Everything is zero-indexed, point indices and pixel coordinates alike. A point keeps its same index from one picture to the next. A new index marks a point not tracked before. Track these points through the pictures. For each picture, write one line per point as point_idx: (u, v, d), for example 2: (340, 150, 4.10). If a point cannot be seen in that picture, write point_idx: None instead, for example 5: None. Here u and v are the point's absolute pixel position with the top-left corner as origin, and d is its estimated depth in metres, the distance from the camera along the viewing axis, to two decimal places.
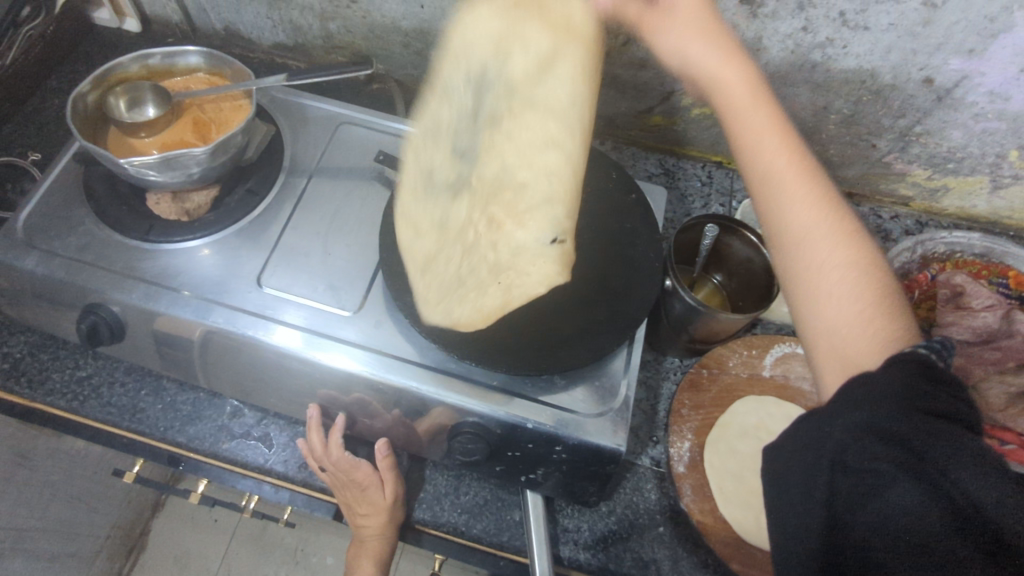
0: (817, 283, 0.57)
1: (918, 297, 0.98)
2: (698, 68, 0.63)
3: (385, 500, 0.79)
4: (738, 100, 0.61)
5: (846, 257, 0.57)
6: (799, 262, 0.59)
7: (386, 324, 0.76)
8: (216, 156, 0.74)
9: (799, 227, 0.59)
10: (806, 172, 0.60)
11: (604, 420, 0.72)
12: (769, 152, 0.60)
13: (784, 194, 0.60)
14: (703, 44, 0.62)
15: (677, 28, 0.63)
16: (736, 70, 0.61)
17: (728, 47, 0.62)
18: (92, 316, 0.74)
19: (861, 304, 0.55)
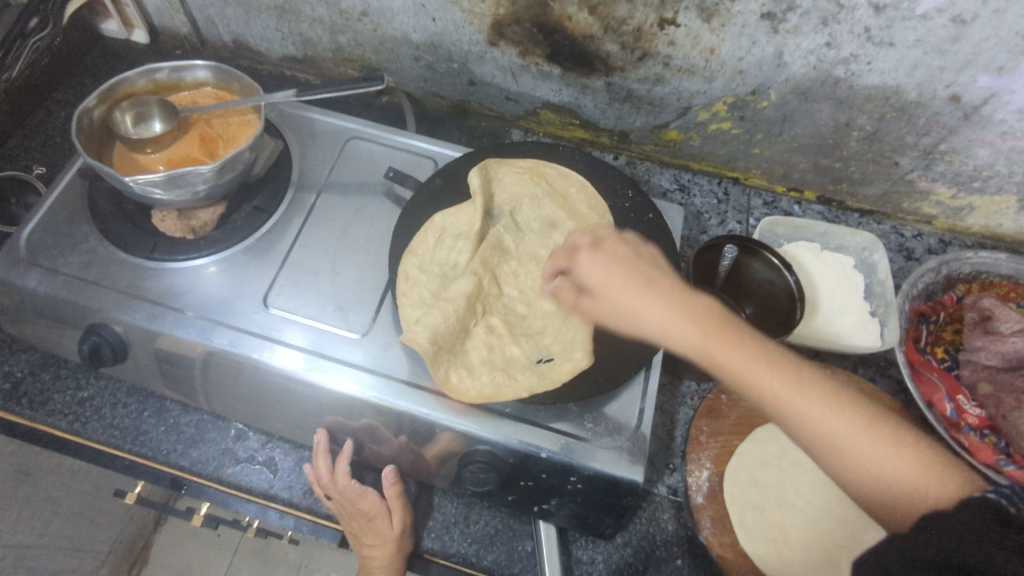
0: (868, 471, 0.54)
1: (943, 321, 0.95)
2: (654, 328, 0.58)
3: (394, 530, 0.76)
4: (707, 342, 0.57)
5: (876, 438, 0.55)
6: (843, 465, 0.55)
7: (395, 346, 0.73)
8: (222, 174, 0.72)
9: (824, 431, 0.55)
10: (796, 377, 0.57)
11: (620, 450, 0.69)
12: (762, 377, 0.56)
13: (795, 410, 0.56)
14: (643, 305, 0.59)
15: (607, 306, 0.61)
16: (682, 317, 0.58)
17: (665, 302, 0.59)
18: (93, 337, 0.72)
19: (914, 474, 0.53)
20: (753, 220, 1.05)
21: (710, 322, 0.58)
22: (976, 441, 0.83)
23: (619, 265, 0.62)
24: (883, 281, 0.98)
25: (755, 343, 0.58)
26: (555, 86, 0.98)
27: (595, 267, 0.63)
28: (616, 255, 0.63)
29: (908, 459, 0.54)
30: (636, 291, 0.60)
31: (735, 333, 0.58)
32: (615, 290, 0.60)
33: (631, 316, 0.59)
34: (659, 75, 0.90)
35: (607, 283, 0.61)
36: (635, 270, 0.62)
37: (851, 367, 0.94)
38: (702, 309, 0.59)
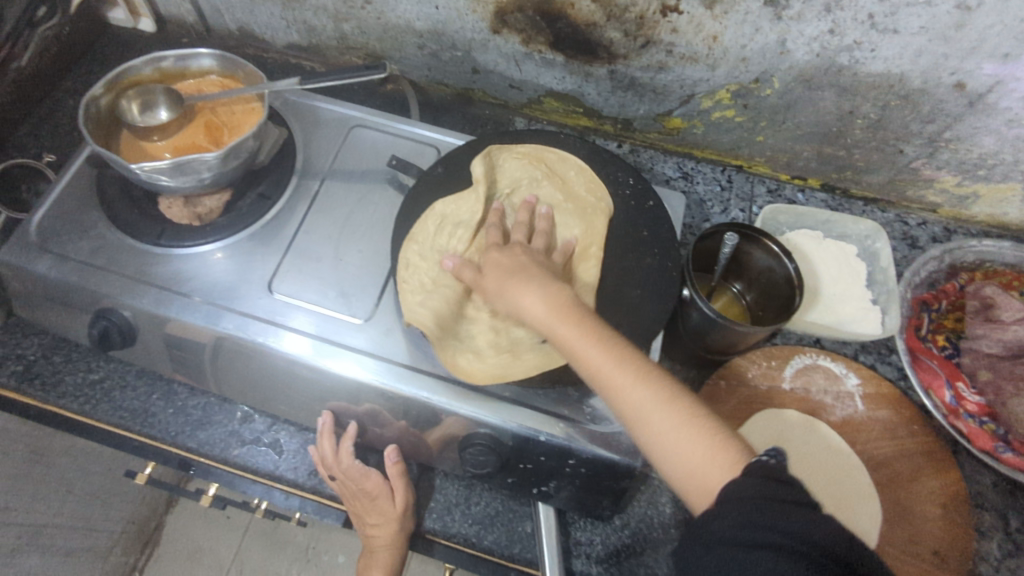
0: (666, 453, 0.57)
1: (945, 308, 0.94)
2: (510, 303, 0.64)
3: (397, 509, 0.78)
4: (549, 322, 0.62)
5: (679, 416, 0.58)
6: (648, 446, 0.58)
7: (398, 332, 0.74)
8: (227, 161, 0.73)
9: (631, 411, 0.59)
10: (621, 354, 0.60)
11: (618, 434, 0.70)
12: (587, 351, 0.60)
13: (611, 383, 0.59)
14: (510, 285, 0.64)
15: (488, 285, 0.66)
16: (533, 295, 0.63)
17: (523, 282, 0.64)
18: (104, 322, 0.74)
19: (705, 450, 0.56)
20: (756, 208, 1.05)
21: (559, 303, 0.62)
22: (974, 427, 0.85)
23: (501, 257, 0.67)
24: (885, 269, 0.98)
25: (591, 322, 0.62)
26: (559, 74, 0.98)
27: (493, 256, 0.69)
28: (504, 250, 0.69)
29: (706, 437, 0.57)
30: (507, 275, 0.65)
31: (576, 312, 0.62)
32: (496, 272, 0.66)
33: (503, 293, 0.65)
34: (662, 63, 0.90)
35: (504, 264, 0.68)
36: (515, 260, 0.67)
37: (852, 354, 0.94)
38: (553, 290, 0.64)
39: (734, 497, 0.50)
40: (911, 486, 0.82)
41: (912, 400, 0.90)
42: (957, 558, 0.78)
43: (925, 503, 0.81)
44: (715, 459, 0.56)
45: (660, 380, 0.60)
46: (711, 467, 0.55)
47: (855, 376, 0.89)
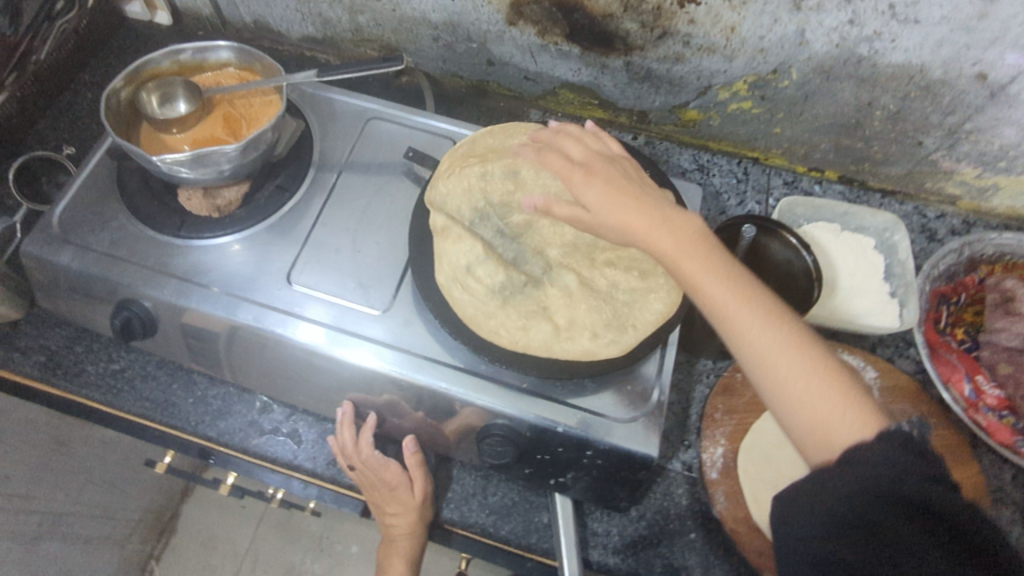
0: (796, 403, 0.53)
1: (964, 301, 0.94)
2: (632, 232, 0.59)
3: (415, 499, 0.79)
4: (672, 251, 0.58)
5: (812, 366, 0.54)
6: (773, 394, 0.54)
7: (415, 323, 0.75)
8: (246, 153, 0.73)
9: (760, 352, 0.54)
10: (749, 294, 0.56)
11: (635, 425, 0.70)
12: (712, 286, 0.56)
13: (737, 321, 0.55)
14: (630, 213, 0.59)
15: (601, 210, 0.61)
16: (657, 225, 0.59)
17: (644, 211, 0.59)
18: (125, 312, 0.74)
19: (842, 404, 0.52)
20: (772, 200, 1.05)
21: (687, 232, 0.59)
22: (993, 422, 0.84)
23: (614, 180, 0.62)
24: (903, 262, 0.97)
25: (720, 256, 0.58)
26: (575, 66, 0.97)
27: (589, 187, 0.62)
28: (609, 172, 0.64)
29: (836, 389, 0.53)
30: (627, 202, 0.60)
31: (703, 245, 0.58)
32: (610, 198, 0.61)
33: (620, 219, 0.60)
34: (679, 54, 0.90)
35: (601, 203, 0.61)
36: (624, 181, 0.62)
37: (870, 347, 0.94)
38: (678, 218, 0.59)
39: (863, 458, 0.49)
40: None
41: (930, 394, 0.90)
42: None
43: None
44: (843, 413, 0.52)
45: (794, 324, 0.56)
46: (842, 421, 0.51)
47: (873, 368, 0.89)
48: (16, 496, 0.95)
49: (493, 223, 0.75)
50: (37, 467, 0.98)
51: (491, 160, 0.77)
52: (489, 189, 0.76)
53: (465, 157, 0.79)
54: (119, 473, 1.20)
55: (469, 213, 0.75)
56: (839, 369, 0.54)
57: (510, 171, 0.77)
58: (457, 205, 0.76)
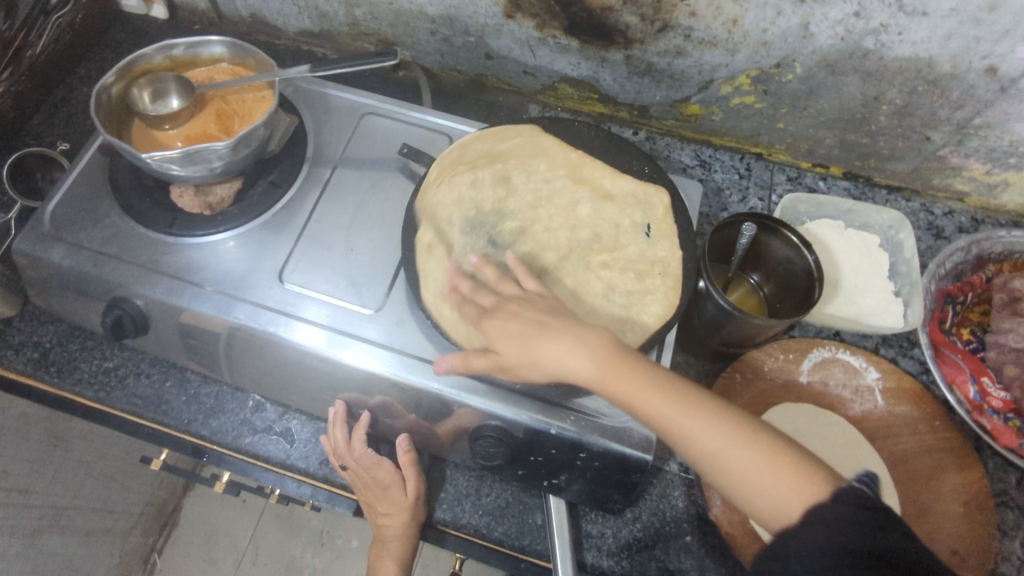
0: (749, 491, 0.58)
1: (971, 301, 0.92)
2: (553, 363, 0.62)
3: (408, 499, 0.79)
4: (597, 378, 0.61)
5: (756, 454, 0.58)
6: (729, 485, 0.59)
7: (408, 322, 0.74)
8: (238, 150, 0.72)
9: (705, 453, 0.59)
10: (683, 402, 0.60)
11: (630, 427, 0.69)
12: (649, 401, 0.60)
13: (681, 430, 0.60)
14: (543, 343, 0.62)
15: (516, 353, 0.63)
16: (579, 349, 0.62)
17: (558, 346, 0.62)
18: (115, 311, 0.74)
19: (788, 482, 0.57)
20: (775, 196, 1.03)
21: (598, 349, 0.62)
22: (998, 424, 0.82)
23: (520, 317, 0.64)
24: (909, 260, 0.95)
25: (642, 369, 0.62)
26: (574, 60, 0.96)
27: (496, 324, 0.64)
28: (519, 308, 0.65)
29: (781, 470, 0.57)
30: (537, 335, 0.62)
31: (627, 360, 0.62)
32: (518, 339, 0.63)
33: (535, 355, 0.62)
34: (680, 48, 0.88)
35: (511, 339, 0.63)
36: (530, 313, 0.64)
37: (873, 347, 0.92)
38: (596, 338, 0.63)
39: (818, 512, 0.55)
40: (932, 485, 0.80)
41: (934, 394, 0.87)
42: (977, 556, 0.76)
43: (947, 501, 0.79)
44: (793, 490, 0.56)
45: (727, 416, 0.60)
46: (795, 500, 0.56)
47: (875, 370, 0.87)
48: (15, 491, 0.96)
49: (487, 232, 0.74)
50: (36, 462, 0.99)
51: (483, 167, 0.78)
52: (480, 197, 0.75)
53: (456, 163, 0.78)
54: (119, 468, 1.21)
55: (461, 223, 0.74)
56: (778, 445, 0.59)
57: (501, 178, 0.77)
58: (448, 216, 0.75)
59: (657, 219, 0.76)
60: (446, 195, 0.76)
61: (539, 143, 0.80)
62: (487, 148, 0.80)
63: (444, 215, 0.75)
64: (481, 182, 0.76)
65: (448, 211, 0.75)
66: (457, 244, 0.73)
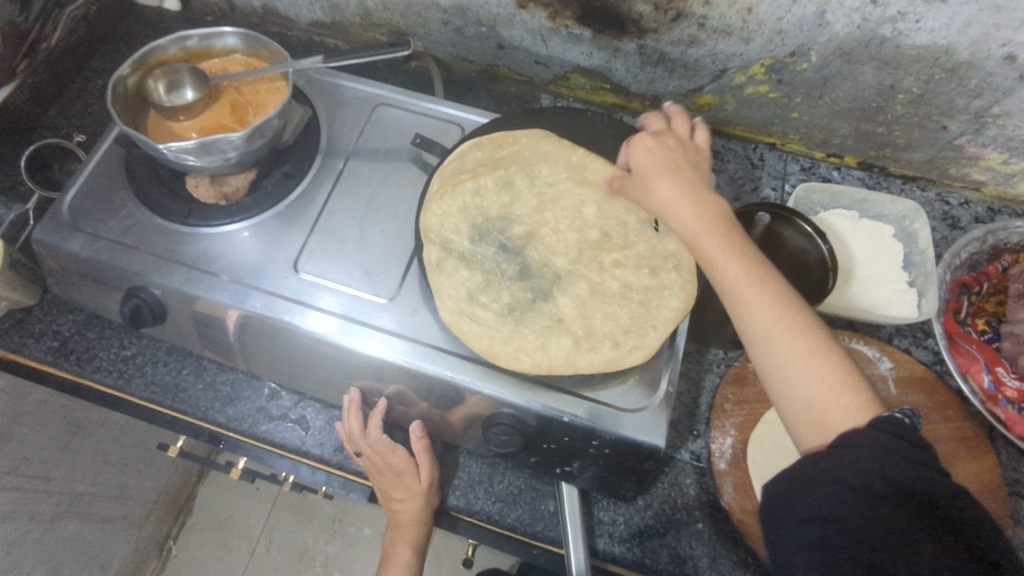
0: (785, 381, 0.55)
1: (986, 291, 0.91)
2: (660, 202, 0.64)
3: (422, 485, 0.80)
4: (687, 230, 0.62)
5: (816, 348, 0.55)
6: (767, 368, 0.57)
7: (422, 311, 0.74)
8: (252, 140, 0.73)
9: (755, 329, 0.57)
10: (764, 276, 0.58)
11: (644, 416, 0.69)
12: (728, 260, 0.59)
13: (748, 299, 0.58)
14: (659, 183, 0.64)
15: (638, 174, 0.67)
16: (689, 204, 0.62)
17: (671, 187, 0.63)
18: (134, 300, 0.75)
19: (831, 389, 0.54)
20: (789, 185, 1.03)
21: (707, 208, 0.62)
22: (1013, 414, 0.81)
23: (667, 146, 0.67)
24: (924, 251, 0.94)
25: (736, 239, 0.60)
26: (586, 50, 0.95)
27: (643, 149, 0.68)
28: (670, 149, 0.67)
29: (833, 372, 0.54)
30: (663, 173, 0.64)
31: (726, 225, 0.61)
32: (646, 168, 0.66)
33: (646, 186, 0.65)
34: (693, 37, 0.87)
35: (642, 167, 0.66)
36: (676, 158, 0.66)
37: (886, 338, 0.92)
38: (711, 203, 0.62)
39: (856, 440, 0.50)
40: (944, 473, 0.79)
41: (948, 385, 0.87)
42: None
43: None
44: (839, 396, 0.53)
45: (803, 310, 0.57)
46: (832, 404, 0.53)
47: (889, 360, 0.87)
48: (36, 476, 0.98)
49: (495, 238, 0.74)
50: (55, 449, 1.01)
51: (485, 173, 0.77)
52: (485, 205, 0.75)
53: (457, 170, 0.77)
54: (136, 455, 1.23)
55: (468, 231, 0.75)
56: (836, 355, 0.55)
57: (504, 183, 0.76)
58: (454, 224, 0.75)
59: None
60: (450, 203, 0.75)
61: (542, 143, 0.78)
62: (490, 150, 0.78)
63: (449, 224, 0.75)
64: (488, 188, 0.76)
65: (454, 218, 0.75)
66: (467, 252, 0.74)
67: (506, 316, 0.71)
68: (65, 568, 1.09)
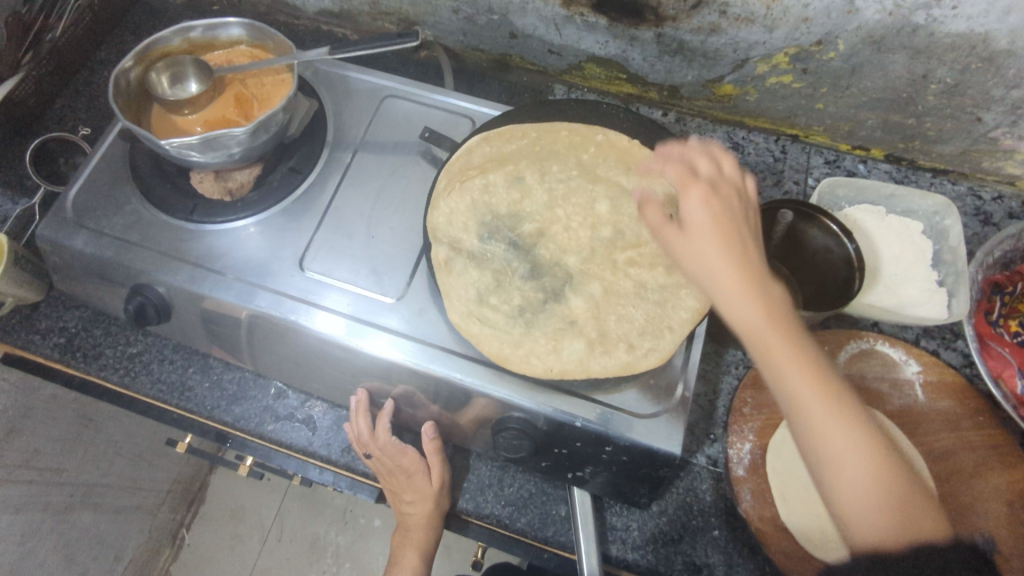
0: (854, 511, 0.51)
1: (1020, 290, 0.85)
2: (718, 284, 0.53)
3: (432, 488, 0.78)
4: (755, 331, 0.52)
5: (888, 476, 0.51)
6: (832, 489, 0.52)
7: (430, 311, 0.72)
8: (256, 135, 0.71)
9: (824, 450, 0.51)
10: (833, 393, 0.52)
11: (658, 421, 0.67)
12: (797, 376, 0.52)
13: (815, 422, 0.51)
14: (722, 266, 0.53)
15: (692, 233, 0.55)
16: (752, 299, 0.53)
17: (733, 269, 0.53)
18: (138, 298, 0.74)
19: (904, 521, 0.50)
20: (812, 180, 0.99)
21: (773, 309, 0.53)
22: None
23: (725, 211, 0.55)
24: (954, 248, 0.90)
25: (806, 343, 0.53)
26: (601, 38, 0.92)
27: (702, 204, 0.55)
28: (732, 204, 0.56)
29: (905, 504, 0.50)
30: (724, 251, 0.53)
31: (794, 329, 0.53)
32: (705, 232, 0.54)
33: (699, 264, 0.54)
34: (714, 25, 0.84)
35: (700, 224, 0.55)
36: (742, 228, 0.55)
37: (913, 339, 0.89)
38: (777, 295, 0.54)
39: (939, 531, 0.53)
40: (973, 482, 0.76)
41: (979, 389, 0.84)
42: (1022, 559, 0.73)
43: (992, 500, 0.75)
44: (905, 531, 0.50)
45: (871, 430, 0.52)
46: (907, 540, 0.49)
47: (916, 363, 0.84)
48: (47, 470, 0.98)
49: (506, 234, 0.72)
50: (66, 441, 1.01)
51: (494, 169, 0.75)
52: (493, 201, 0.73)
53: (464, 170, 0.75)
54: (147, 447, 1.24)
55: (477, 228, 0.72)
56: (907, 484, 0.51)
57: (514, 178, 0.74)
58: (463, 223, 0.73)
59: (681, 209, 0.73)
60: (458, 205, 0.73)
61: (551, 143, 0.76)
62: (499, 144, 0.76)
63: (457, 223, 0.72)
64: (498, 187, 0.74)
65: (462, 217, 0.73)
66: (476, 251, 0.72)
67: (517, 318, 0.68)
68: (78, 559, 1.10)
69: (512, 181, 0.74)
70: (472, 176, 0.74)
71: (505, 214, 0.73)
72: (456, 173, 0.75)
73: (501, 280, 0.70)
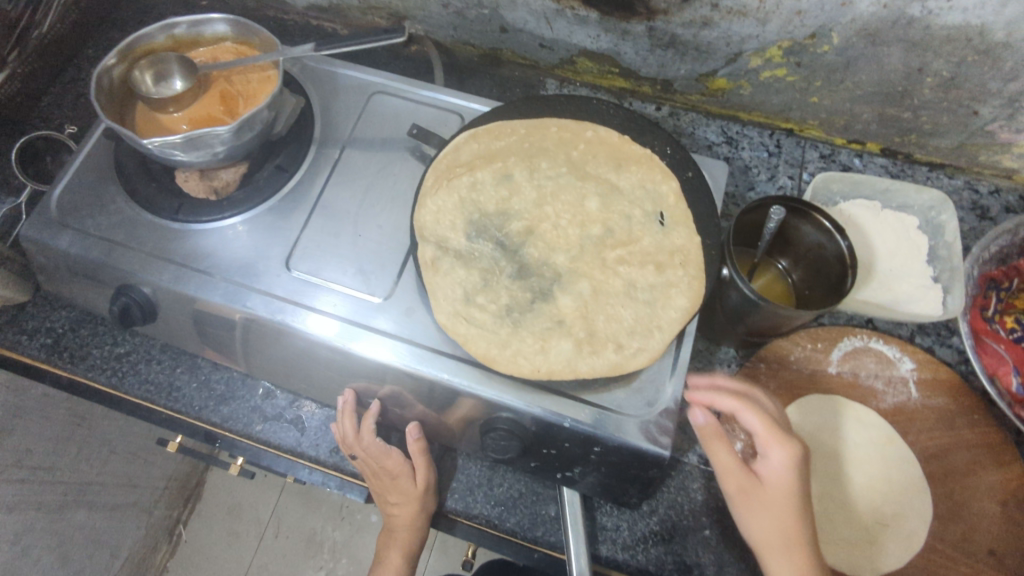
0: None
1: (1015, 287, 0.85)
2: (789, 548, 0.65)
3: (417, 489, 0.77)
4: None
5: None
6: None
7: (417, 311, 0.71)
8: (241, 133, 0.70)
9: None
10: None
11: (648, 421, 0.66)
12: None
13: None
14: (778, 536, 0.66)
15: (775, 497, 0.66)
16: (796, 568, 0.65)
17: (801, 540, 0.66)
18: (123, 299, 0.73)
19: None
20: (807, 174, 0.98)
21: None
22: None
23: (800, 484, 0.67)
24: (950, 244, 0.89)
25: None
26: (593, 32, 0.91)
27: (780, 470, 0.66)
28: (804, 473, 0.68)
29: None
30: (783, 523, 0.66)
31: None
32: (783, 500, 0.66)
33: (758, 525, 0.67)
34: (707, 18, 0.82)
35: (780, 488, 0.66)
36: (806, 503, 0.67)
37: (907, 336, 0.87)
38: (818, 559, 0.66)
39: None
40: (967, 481, 0.76)
41: (972, 386, 0.83)
42: (1014, 557, 0.73)
43: (985, 499, 0.75)
44: None
45: None
46: None
47: (910, 360, 0.83)
48: (40, 469, 0.98)
49: (493, 233, 0.72)
50: (60, 440, 1.01)
51: (482, 166, 0.74)
52: (482, 199, 0.73)
53: (451, 168, 0.74)
54: (142, 445, 1.24)
55: (465, 227, 0.72)
56: None
57: (502, 176, 0.74)
58: (450, 221, 0.72)
59: (670, 206, 0.72)
60: (446, 203, 0.72)
61: (541, 141, 0.76)
62: (488, 142, 0.76)
63: (444, 222, 0.72)
64: (486, 186, 0.73)
65: (450, 215, 0.72)
66: (463, 250, 0.71)
67: (504, 318, 0.68)
68: (74, 557, 1.10)
69: (500, 180, 0.74)
70: (461, 174, 0.73)
71: (493, 211, 0.73)
72: (442, 172, 0.74)
73: (488, 279, 0.70)
